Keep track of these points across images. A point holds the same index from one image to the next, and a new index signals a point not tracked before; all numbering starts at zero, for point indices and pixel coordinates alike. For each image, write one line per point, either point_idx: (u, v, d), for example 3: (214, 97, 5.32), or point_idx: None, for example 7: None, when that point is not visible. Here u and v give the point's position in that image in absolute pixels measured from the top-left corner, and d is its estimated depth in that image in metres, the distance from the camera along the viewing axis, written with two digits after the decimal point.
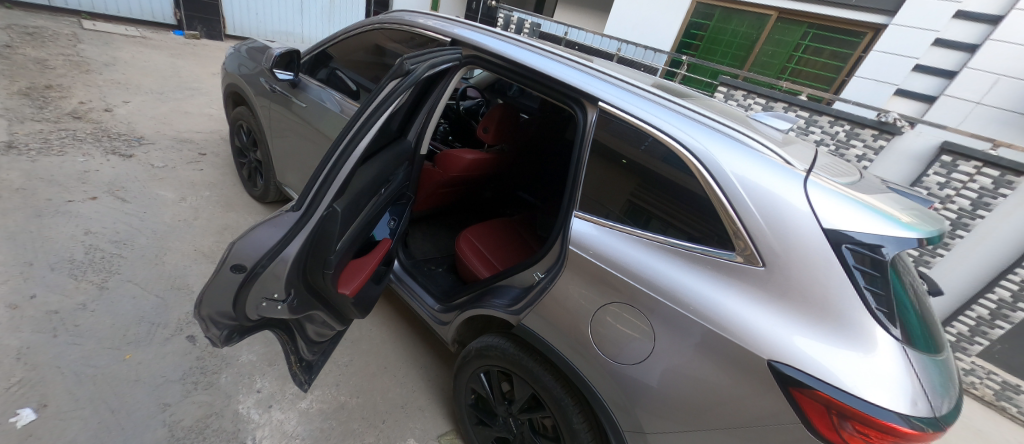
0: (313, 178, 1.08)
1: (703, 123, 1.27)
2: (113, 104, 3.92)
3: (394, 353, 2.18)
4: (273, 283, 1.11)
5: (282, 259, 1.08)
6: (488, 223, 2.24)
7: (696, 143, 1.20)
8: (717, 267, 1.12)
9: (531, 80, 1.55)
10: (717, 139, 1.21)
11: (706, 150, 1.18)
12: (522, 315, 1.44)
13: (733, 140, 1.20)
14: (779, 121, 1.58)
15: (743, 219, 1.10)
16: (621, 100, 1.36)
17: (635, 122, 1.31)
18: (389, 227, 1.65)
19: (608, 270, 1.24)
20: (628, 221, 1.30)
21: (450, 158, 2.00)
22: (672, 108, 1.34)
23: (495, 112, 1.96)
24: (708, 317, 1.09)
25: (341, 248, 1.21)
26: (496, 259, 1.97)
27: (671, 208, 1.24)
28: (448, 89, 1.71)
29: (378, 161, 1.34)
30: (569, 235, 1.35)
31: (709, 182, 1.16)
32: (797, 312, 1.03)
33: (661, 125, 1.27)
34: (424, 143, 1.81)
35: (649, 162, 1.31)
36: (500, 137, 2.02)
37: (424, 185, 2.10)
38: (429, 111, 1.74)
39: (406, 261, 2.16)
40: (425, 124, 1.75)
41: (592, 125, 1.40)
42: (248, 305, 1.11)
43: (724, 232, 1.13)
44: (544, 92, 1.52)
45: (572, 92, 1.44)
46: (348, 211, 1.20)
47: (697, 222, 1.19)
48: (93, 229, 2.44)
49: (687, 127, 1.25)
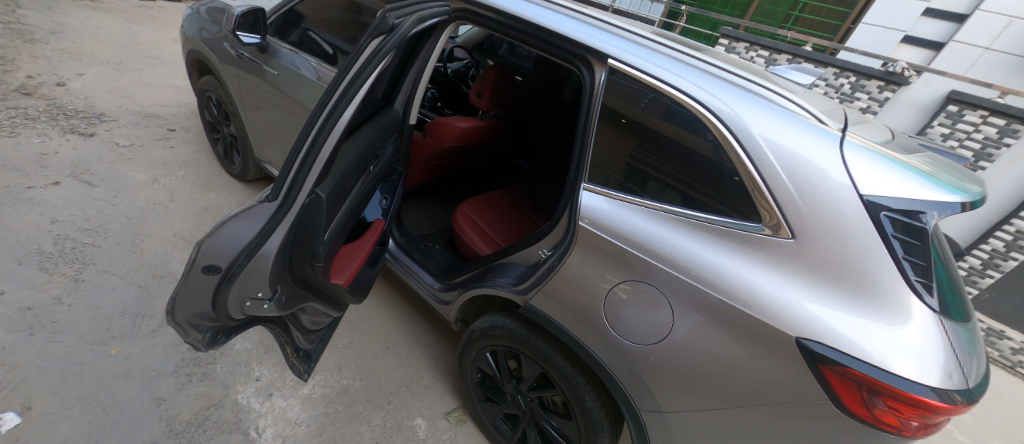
0: (289, 158, 0.94)
1: (718, 79, 1.15)
2: (66, 77, 3.60)
3: (396, 332, 2.13)
4: (255, 282, 1.00)
5: (262, 255, 0.97)
6: (484, 197, 2.12)
7: (716, 101, 1.09)
8: (740, 240, 1.04)
9: (528, 36, 1.39)
10: (736, 95, 1.09)
11: (722, 108, 1.07)
12: (529, 295, 1.36)
13: (755, 97, 1.09)
14: (801, 74, 1.43)
15: (764, 184, 1.01)
16: (631, 54, 1.22)
17: (647, 80, 1.17)
18: (381, 206, 1.52)
19: (617, 244, 1.16)
20: (632, 188, 1.21)
21: (445, 125, 1.83)
22: (685, 64, 1.21)
23: (488, 72, 1.79)
24: (724, 291, 1.02)
25: (330, 237, 1.10)
26: (496, 235, 1.88)
27: (679, 172, 1.15)
28: (436, 49, 1.54)
29: (362, 134, 1.20)
30: (578, 210, 1.25)
31: (725, 143, 1.06)
32: (829, 286, 0.95)
33: (672, 80, 1.15)
34: (414, 111, 1.65)
35: (655, 119, 1.19)
36: (495, 103, 1.85)
37: (416, 156, 1.96)
38: (416, 76, 1.57)
39: (401, 238, 2.07)
40: (412, 90, 1.59)
41: (601, 86, 1.26)
42: (229, 305, 1.01)
43: (745, 200, 1.04)
44: (543, 49, 1.37)
45: (575, 46, 1.29)
46: (334, 194, 1.07)
47: (708, 187, 1.10)
48: (60, 217, 2.26)
49: (703, 83, 1.13)
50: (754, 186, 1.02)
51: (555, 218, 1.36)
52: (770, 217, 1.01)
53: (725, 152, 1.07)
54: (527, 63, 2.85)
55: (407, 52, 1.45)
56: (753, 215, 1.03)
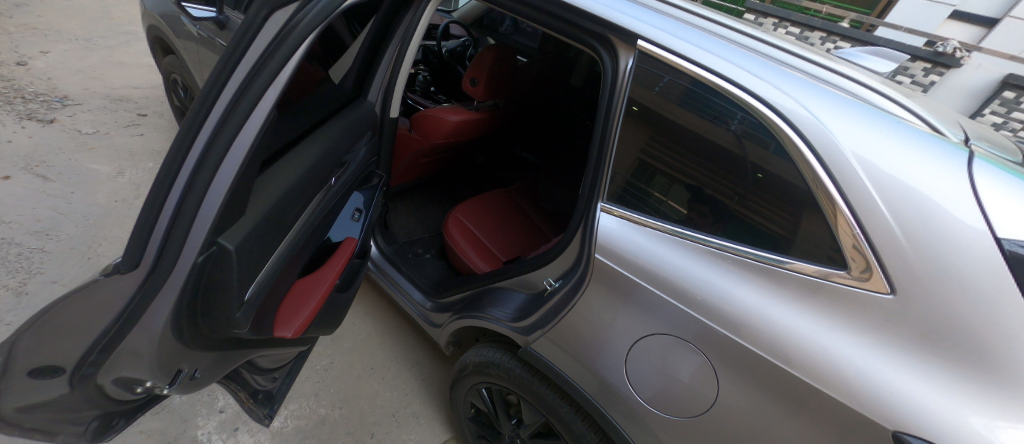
0: (185, 171, 0.68)
1: (750, 55, 0.90)
2: (29, 56, 3.30)
3: (383, 349, 1.90)
4: (138, 363, 0.78)
5: (143, 330, 0.75)
6: (481, 199, 1.86)
7: (754, 82, 0.84)
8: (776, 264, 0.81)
9: (539, 12, 1.09)
10: (763, 71, 0.86)
11: (754, 91, 0.83)
12: (531, 337, 1.12)
13: (787, 73, 0.87)
14: (880, 60, 1.11)
15: (807, 188, 0.78)
16: (661, 30, 0.93)
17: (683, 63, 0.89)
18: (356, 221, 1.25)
19: (622, 273, 0.93)
20: (636, 187, 0.99)
21: (434, 120, 1.53)
22: (718, 39, 0.94)
23: (483, 55, 1.46)
24: (763, 336, 0.78)
25: (251, 299, 0.86)
26: (497, 248, 1.66)
27: (692, 168, 0.93)
28: (420, 28, 1.27)
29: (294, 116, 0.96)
30: (594, 237, 1.00)
31: (751, 133, 0.85)
32: (956, 365, 0.66)
33: (707, 60, 0.88)
34: (394, 104, 1.39)
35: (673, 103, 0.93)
36: (492, 93, 1.55)
37: (404, 154, 1.69)
38: (394, 59, 1.30)
39: (386, 245, 1.83)
40: (392, 78, 1.33)
41: (627, 75, 0.96)
42: (110, 388, 0.80)
43: (774, 206, 0.82)
44: (554, 28, 1.07)
45: (596, 26, 0.99)
46: (261, 215, 0.83)
47: (719, 181, 0.90)
48: (7, 218, 2.02)
49: (738, 62, 0.88)
50: (788, 187, 0.81)
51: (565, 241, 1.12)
52: (822, 235, 0.77)
53: (751, 140, 0.85)
54: (532, 42, 2.55)
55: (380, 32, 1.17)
56: (775, 220, 0.83)
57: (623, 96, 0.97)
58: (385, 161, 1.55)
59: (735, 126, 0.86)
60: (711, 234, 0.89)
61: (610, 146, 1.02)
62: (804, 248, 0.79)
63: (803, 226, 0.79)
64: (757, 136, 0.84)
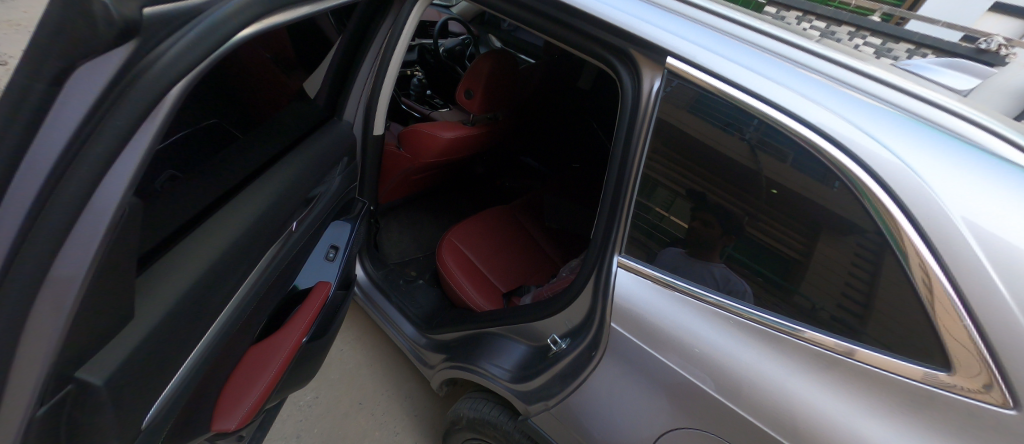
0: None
1: (766, 54, 0.74)
2: (8, 55, 3.15)
3: (374, 380, 1.76)
4: None
5: None
6: (479, 219, 1.69)
7: (772, 87, 0.67)
8: (787, 294, 0.69)
9: (545, 19, 0.90)
10: (782, 68, 0.70)
11: (776, 100, 0.66)
12: (532, 405, 0.97)
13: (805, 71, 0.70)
14: (957, 75, 0.92)
15: (844, 217, 0.63)
16: (670, 28, 0.76)
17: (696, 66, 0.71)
18: (331, 261, 1.07)
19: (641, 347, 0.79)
20: (643, 219, 0.83)
21: (426, 138, 1.35)
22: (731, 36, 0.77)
23: (480, 63, 1.27)
24: (767, 392, 0.68)
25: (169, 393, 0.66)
26: (494, 276, 1.52)
27: (723, 197, 0.74)
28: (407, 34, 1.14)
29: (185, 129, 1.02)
30: (611, 302, 0.83)
31: (784, 153, 0.66)
32: None
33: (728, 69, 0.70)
34: (379, 118, 1.28)
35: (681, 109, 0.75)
36: (490, 103, 1.34)
37: (392, 171, 1.52)
38: (376, 68, 1.17)
39: (375, 269, 1.68)
40: (374, 88, 1.20)
41: (652, 97, 0.76)
42: None
43: (790, 227, 0.68)
44: (562, 38, 0.88)
45: (613, 41, 0.80)
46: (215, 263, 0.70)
47: (769, 222, 0.70)
48: None
49: (757, 62, 0.71)
50: (807, 207, 0.66)
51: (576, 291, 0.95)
52: (838, 257, 0.64)
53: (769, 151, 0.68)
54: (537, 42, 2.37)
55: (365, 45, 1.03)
56: (823, 268, 0.66)
57: (639, 121, 0.78)
58: (369, 180, 1.40)
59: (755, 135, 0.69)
60: (726, 245, 0.75)
61: (620, 176, 0.84)
62: (817, 274, 0.67)
63: (821, 254, 0.66)
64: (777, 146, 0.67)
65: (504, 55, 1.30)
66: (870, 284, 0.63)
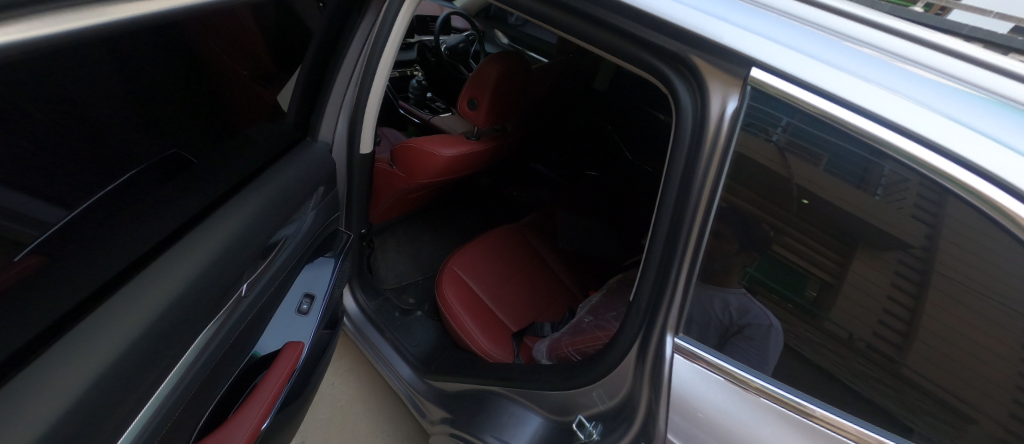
0: None
1: (804, 30, 0.57)
2: None
3: (367, 420, 1.57)
4: None
5: None
6: (485, 243, 1.49)
7: (825, 73, 0.50)
8: (817, 321, 0.57)
9: (571, 17, 0.68)
10: (827, 49, 0.54)
11: (880, 108, 0.47)
12: None
13: (852, 52, 0.55)
14: None
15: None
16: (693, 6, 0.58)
17: (724, 50, 0.54)
18: (303, 312, 0.87)
19: None
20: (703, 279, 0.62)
21: (423, 155, 1.15)
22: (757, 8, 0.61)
23: (486, 67, 1.06)
24: None
25: None
26: (501, 308, 1.35)
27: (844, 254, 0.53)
28: (399, 28, 0.94)
29: (105, 94, 0.55)
30: (674, 402, 0.67)
31: (908, 185, 0.48)
32: None
33: (770, 54, 0.52)
34: (366, 133, 1.08)
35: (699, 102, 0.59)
36: (499, 115, 1.14)
37: (385, 191, 1.32)
38: (361, 76, 0.98)
39: (368, 299, 1.49)
40: (360, 100, 1.01)
41: (726, 125, 0.54)
42: None
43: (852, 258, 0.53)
44: (593, 41, 0.67)
45: (659, 41, 0.59)
46: (126, 344, 0.52)
47: (913, 287, 0.50)
48: None
49: (798, 41, 0.54)
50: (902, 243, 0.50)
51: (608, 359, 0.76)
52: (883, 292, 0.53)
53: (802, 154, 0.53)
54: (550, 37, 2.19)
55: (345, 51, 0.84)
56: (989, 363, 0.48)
57: (699, 149, 0.57)
58: (357, 203, 1.21)
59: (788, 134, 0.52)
60: (743, 261, 0.60)
61: (670, 222, 0.63)
62: (971, 368, 0.50)
63: (854, 273, 0.53)
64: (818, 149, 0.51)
65: (515, 57, 1.09)
66: (894, 300, 0.53)
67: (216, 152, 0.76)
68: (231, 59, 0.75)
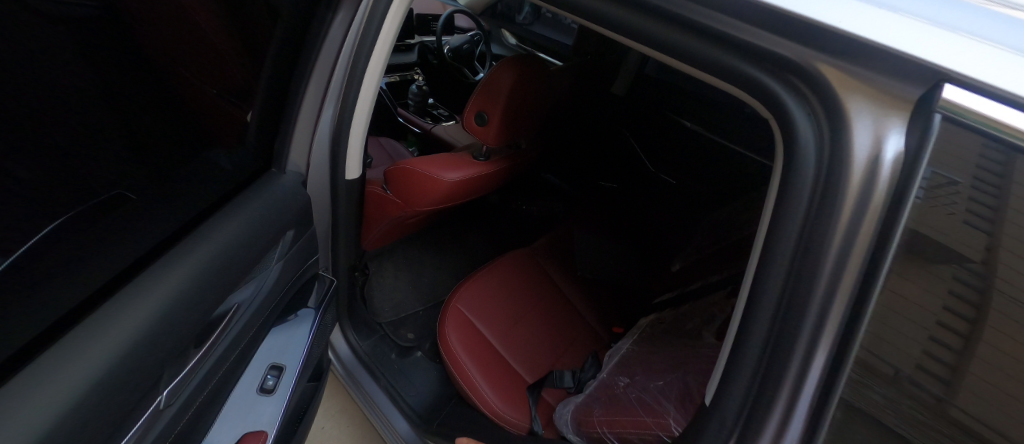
0: None
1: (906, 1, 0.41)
2: None
3: None
4: None
5: None
6: (494, 273, 1.31)
7: (950, 55, 0.35)
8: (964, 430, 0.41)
9: (624, 9, 0.49)
10: (940, 26, 0.38)
11: None
12: None
13: (978, 30, 0.39)
14: None
15: None
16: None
17: (803, 25, 0.38)
18: (262, 395, 0.69)
19: None
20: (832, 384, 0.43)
21: (422, 180, 0.96)
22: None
23: (498, 75, 0.87)
24: None
25: None
26: (517, 354, 1.17)
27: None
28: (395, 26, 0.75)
29: (13, 105, 0.37)
30: None
31: None
32: None
33: (872, 28, 0.36)
34: (358, 157, 0.89)
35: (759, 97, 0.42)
36: (512, 130, 0.96)
37: (379, 218, 1.13)
38: (343, 89, 0.78)
39: (360, 338, 1.30)
40: (342, 118, 0.81)
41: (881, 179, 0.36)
42: None
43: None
44: (655, 43, 0.48)
45: (749, 36, 0.41)
46: None
47: None
48: None
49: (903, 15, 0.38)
50: None
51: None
52: None
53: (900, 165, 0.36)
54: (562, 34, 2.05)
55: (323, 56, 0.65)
56: None
57: (834, 201, 0.37)
58: (343, 236, 1.02)
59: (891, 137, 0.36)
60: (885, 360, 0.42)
61: (780, 314, 0.42)
62: None
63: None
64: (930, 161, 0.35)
65: (533, 63, 0.91)
66: (980, 357, 0.40)
67: (157, 189, 0.56)
68: (193, 66, 0.57)
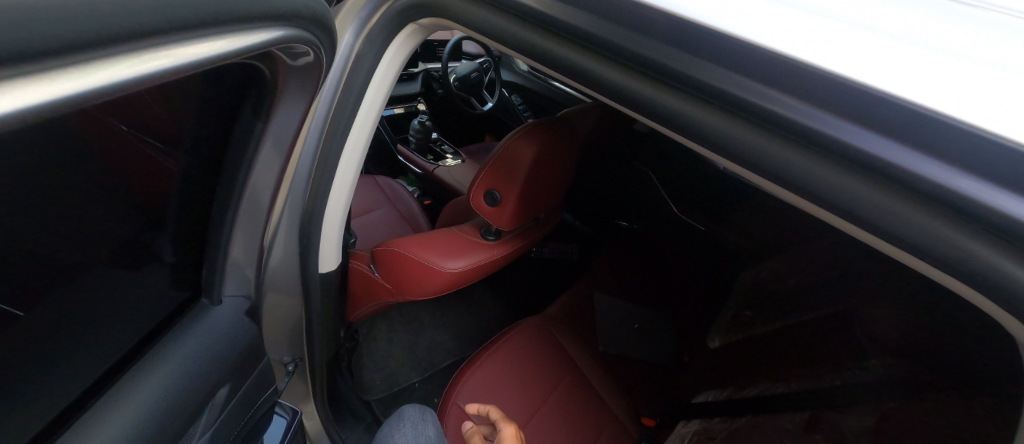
0: None
1: (920, 38, 0.36)
2: None
3: None
4: None
5: None
6: (503, 353, 1.11)
7: (977, 103, 0.29)
8: None
9: (647, 82, 0.40)
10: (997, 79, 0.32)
11: None
12: None
13: None
14: None
15: None
16: (742, 16, 0.37)
17: (862, 102, 0.31)
18: None
19: None
20: None
21: (418, 270, 0.78)
22: (869, 24, 0.37)
23: (516, 149, 0.68)
24: None
25: None
26: None
27: None
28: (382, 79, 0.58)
29: None
30: None
31: None
32: None
33: (881, 78, 0.31)
34: (332, 241, 0.71)
35: (753, 164, 0.36)
36: (530, 209, 0.77)
37: (365, 298, 0.95)
38: (312, 175, 0.61)
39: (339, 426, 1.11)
40: (314, 207, 0.64)
41: None
42: None
43: None
44: (647, 108, 0.41)
45: (741, 87, 0.35)
46: None
47: None
48: None
49: (948, 68, 0.32)
50: None
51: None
52: None
53: (943, 226, 0.29)
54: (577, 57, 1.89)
55: (282, 158, 0.48)
56: None
57: None
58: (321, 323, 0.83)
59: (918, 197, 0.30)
60: None
61: None
62: None
63: None
64: (975, 222, 0.28)
65: (557, 129, 0.72)
66: None
67: (57, 328, 0.39)
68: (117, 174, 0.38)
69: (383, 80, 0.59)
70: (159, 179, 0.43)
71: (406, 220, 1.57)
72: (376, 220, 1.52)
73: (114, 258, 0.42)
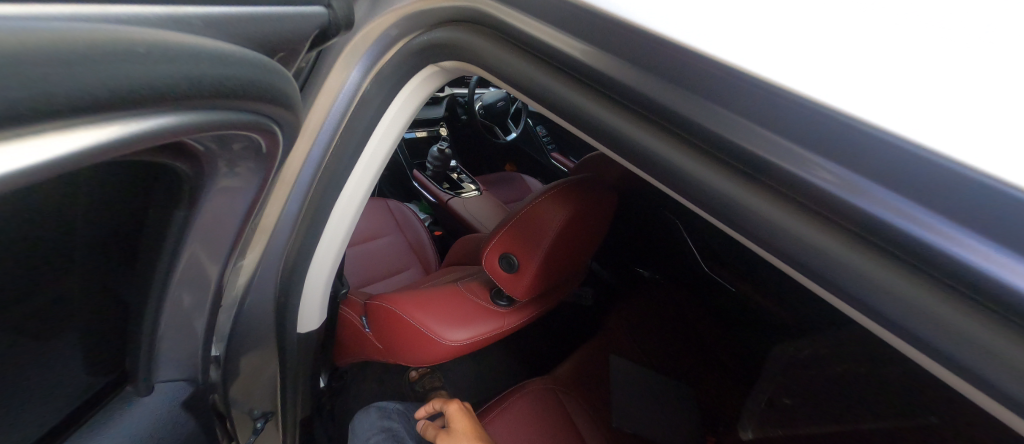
0: None
1: None
2: None
3: None
4: None
5: None
6: (504, 419, 0.99)
7: None
8: None
9: (738, 181, 0.27)
10: None
11: None
12: None
13: None
14: None
15: None
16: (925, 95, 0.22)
17: None
18: None
19: None
20: None
21: (418, 337, 0.67)
22: None
23: (542, 211, 0.58)
24: None
25: None
26: None
27: None
28: (387, 126, 0.49)
29: None
30: None
31: None
32: None
33: (862, 95, 0.23)
34: (317, 295, 0.62)
35: (711, 204, 0.29)
36: (551, 278, 0.65)
37: (353, 349, 0.84)
38: (297, 227, 0.52)
39: None
40: (298, 262, 0.55)
41: None
42: None
43: None
44: (712, 203, 0.29)
45: (692, 108, 0.28)
46: None
47: None
48: None
49: None
50: None
51: (447, 432, 0.83)
52: None
53: (942, 303, 0.21)
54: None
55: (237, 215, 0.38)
56: None
57: None
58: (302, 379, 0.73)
59: (908, 259, 0.22)
60: None
61: None
62: None
63: None
64: None
65: (592, 193, 0.61)
66: None
67: None
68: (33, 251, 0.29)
69: (392, 127, 0.49)
70: (91, 247, 0.34)
71: (414, 249, 1.47)
72: (382, 247, 1.42)
73: (21, 350, 0.32)
